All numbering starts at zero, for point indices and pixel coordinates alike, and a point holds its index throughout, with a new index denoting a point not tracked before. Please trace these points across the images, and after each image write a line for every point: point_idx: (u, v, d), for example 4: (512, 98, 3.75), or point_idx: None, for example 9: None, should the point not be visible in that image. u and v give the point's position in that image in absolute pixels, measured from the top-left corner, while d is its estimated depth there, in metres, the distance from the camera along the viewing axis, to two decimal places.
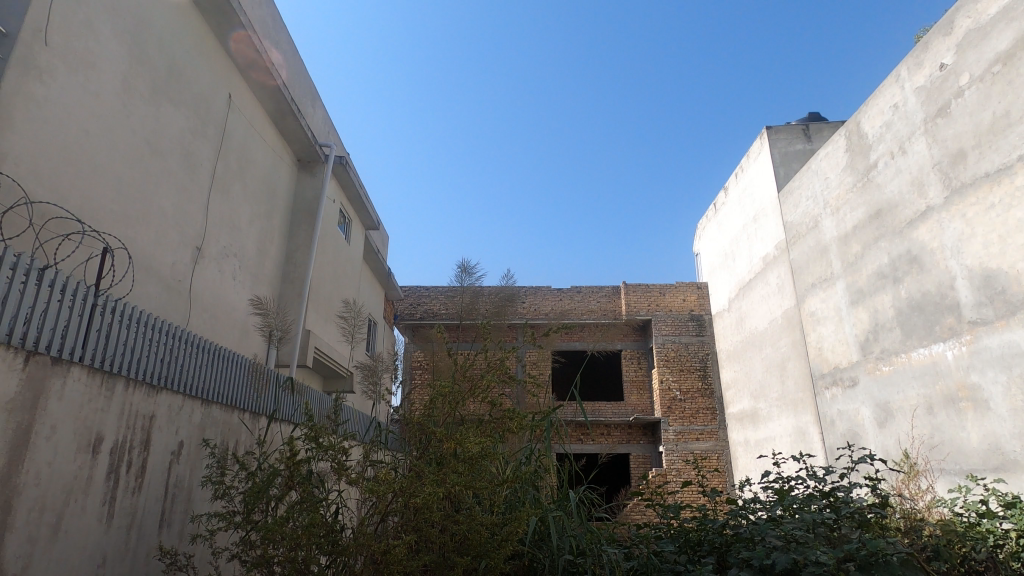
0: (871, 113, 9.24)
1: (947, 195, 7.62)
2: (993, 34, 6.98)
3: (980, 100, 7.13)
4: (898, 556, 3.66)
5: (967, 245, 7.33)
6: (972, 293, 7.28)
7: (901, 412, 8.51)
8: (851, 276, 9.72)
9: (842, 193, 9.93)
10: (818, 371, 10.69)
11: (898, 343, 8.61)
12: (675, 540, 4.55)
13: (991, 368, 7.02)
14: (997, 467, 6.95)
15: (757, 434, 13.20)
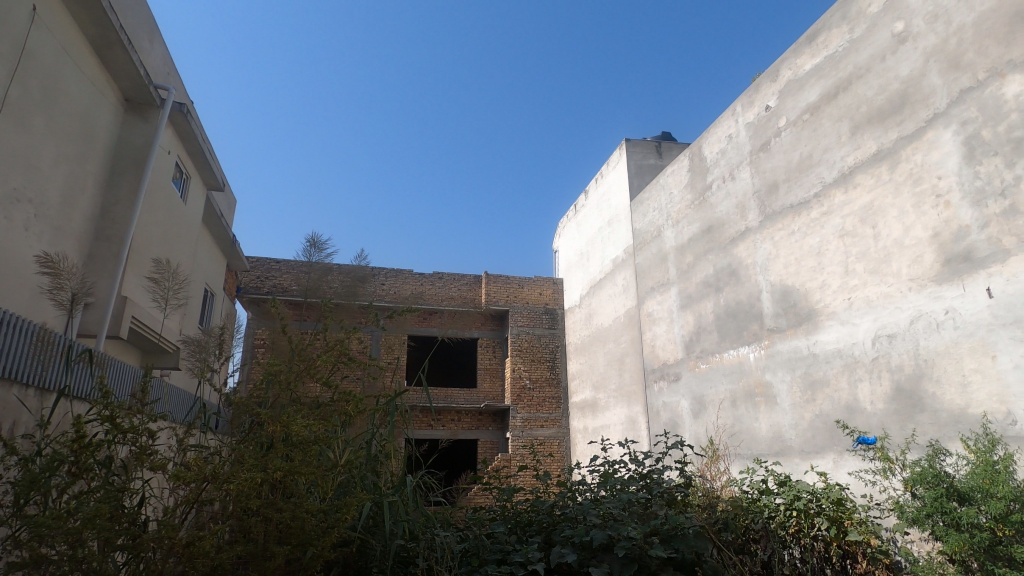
0: (711, 139, 10.39)
1: (762, 219, 8.84)
2: (806, 87, 8.21)
3: (792, 140, 8.35)
4: (693, 528, 4.19)
5: (772, 264, 8.58)
6: (772, 305, 8.55)
7: (712, 405, 9.75)
8: (683, 283, 10.89)
9: (682, 208, 11.06)
10: (650, 366, 11.85)
11: (715, 344, 9.83)
12: (507, 522, 4.73)
13: (781, 368, 8.31)
14: (777, 452, 8.26)
15: (595, 422, 14.30)
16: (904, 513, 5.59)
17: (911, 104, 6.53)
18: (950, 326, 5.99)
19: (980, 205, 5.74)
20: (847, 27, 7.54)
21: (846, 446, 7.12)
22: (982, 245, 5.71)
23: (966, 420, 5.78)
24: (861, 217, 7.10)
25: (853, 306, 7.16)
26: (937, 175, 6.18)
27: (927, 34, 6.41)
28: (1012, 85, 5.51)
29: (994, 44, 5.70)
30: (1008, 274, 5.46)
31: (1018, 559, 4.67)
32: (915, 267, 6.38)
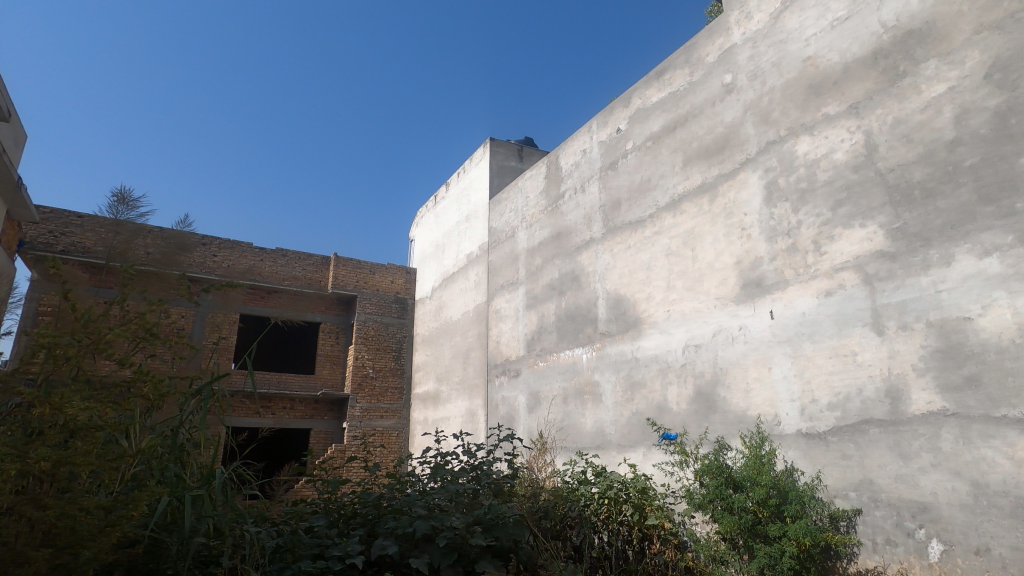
0: (567, 151, 10.99)
1: (605, 231, 9.59)
2: (651, 117, 9.07)
3: (636, 163, 9.17)
4: (514, 516, 4.41)
5: (609, 274, 9.35)
6: (606, 311, 9.31)
7: (546, 400, 10.35)
8: (530, 283, 11.40)
9: (536, 212, 11.57)
10: (493, 361, 12.23)
11: (553, 344, 10.43)
12: (328, 515, 4.54)
13: (608, 369, 9.08)
14: (597, 445, 9.04)
15: (436, 413, 14.41)
16: (693, 499, 6.46)
17: (730, 148, 7.55)
18: (742, 341, 7.05)
19: (772, 241, 6.84)
20: (688, 69, 8.45)
21: (654, 441, 8.03)
22: (770, 274, 6.81)
23: (745, 420, 6.85)
24: (684, 240, 8.04)
25: (671, 317, 8.09)
26: (744, 212, 7.23)
27: (748, 89, 7.44)
28: (803, 145, 6.64)
29: (794, 107, 6.80)
30: (786, 300, 6.59)
31: (771, 535, 5.66)
32: (721, 288, 7.40)
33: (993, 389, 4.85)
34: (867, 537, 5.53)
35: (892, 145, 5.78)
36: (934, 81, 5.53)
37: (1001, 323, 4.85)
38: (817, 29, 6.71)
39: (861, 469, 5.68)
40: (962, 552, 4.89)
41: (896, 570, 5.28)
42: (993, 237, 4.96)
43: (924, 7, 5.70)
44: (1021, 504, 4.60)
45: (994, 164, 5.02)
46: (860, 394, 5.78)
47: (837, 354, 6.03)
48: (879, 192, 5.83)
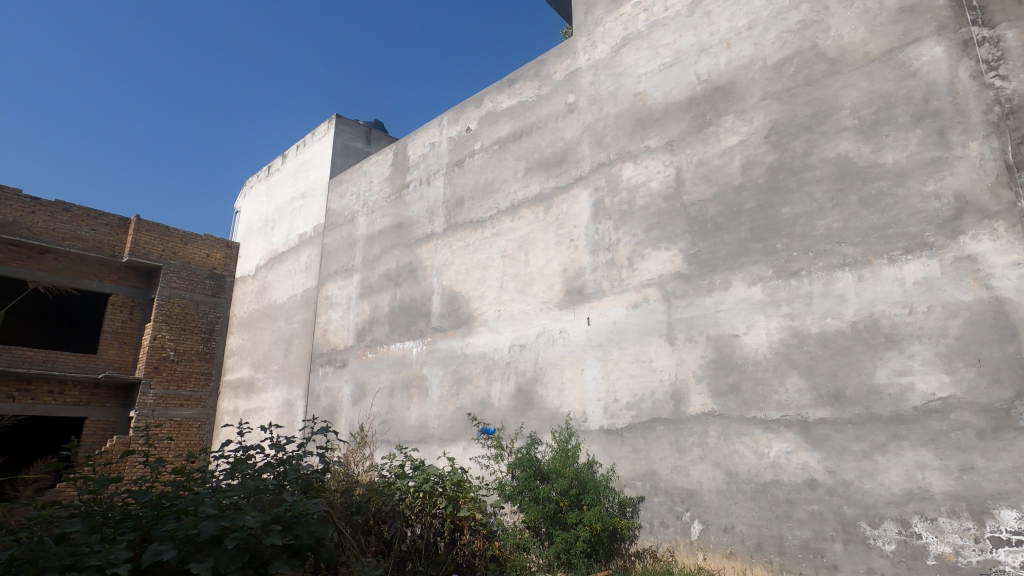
0: (416, 142, 10.83)
1: (446, 227, 9.64)
2: (499, 122, 9.32)
3: (482, 165, 9.37)
4: (317, 513, 4.17)
5: (446, 269, 9.43)
6: (440, 306, 9.36)
7: (371, 393, 10.08)
8: (366, 272, 11.02)
9: (379, 199, 11.23)
10: (318, 350, 11.57)
11: (384, 336, 10.20)
12: (90, 519, 3.87)
13: (437, 364, 9.14)
14: (419, 439, 9.06)
15: (248, 403, 13.22)
16: (504, 491, 6.79)
17: (567, 163, 8.10)
18: (561, 343, 7.59)
19: (595, 253, 7.48)
20: (537, 83, 8.85)
21: (474, 435, 8.29)
22: (590, 284, 7.44)
23: (557, 417, 7.40)
24: (519, 245, 8.43)
25: (500, 317, 8.41)
26: (574, 224, 7.80)
27: (587, 112, 8.04)
28: (627, 170, 7.37)
29: (624, 135, 7.52)
30: (602, 308, 7.25)
31: (568, 522, 6.20)
32: (548, 293, 7.90)
33: (748, 395, 5.86)
34: (646, 520, 6.34)
35: (695, 182, 6.68)
36: (730, 133, 6.51)
37: (759, 341, 5.88)
38: (648, 69, 7.48)
39: (647, 461, 6.48)
40: (715, 530, 5.83)
41: (666, 548, 6.12)
42: (759, 270, 6.00)
43: (729, 69, 6.68)
44: (759, 489, 5.63)
45: (765, 209, 6.07)
46: (652, 396, 6.59)
47: (637, 360, 6.80)
48: (682, 221, 6.71)
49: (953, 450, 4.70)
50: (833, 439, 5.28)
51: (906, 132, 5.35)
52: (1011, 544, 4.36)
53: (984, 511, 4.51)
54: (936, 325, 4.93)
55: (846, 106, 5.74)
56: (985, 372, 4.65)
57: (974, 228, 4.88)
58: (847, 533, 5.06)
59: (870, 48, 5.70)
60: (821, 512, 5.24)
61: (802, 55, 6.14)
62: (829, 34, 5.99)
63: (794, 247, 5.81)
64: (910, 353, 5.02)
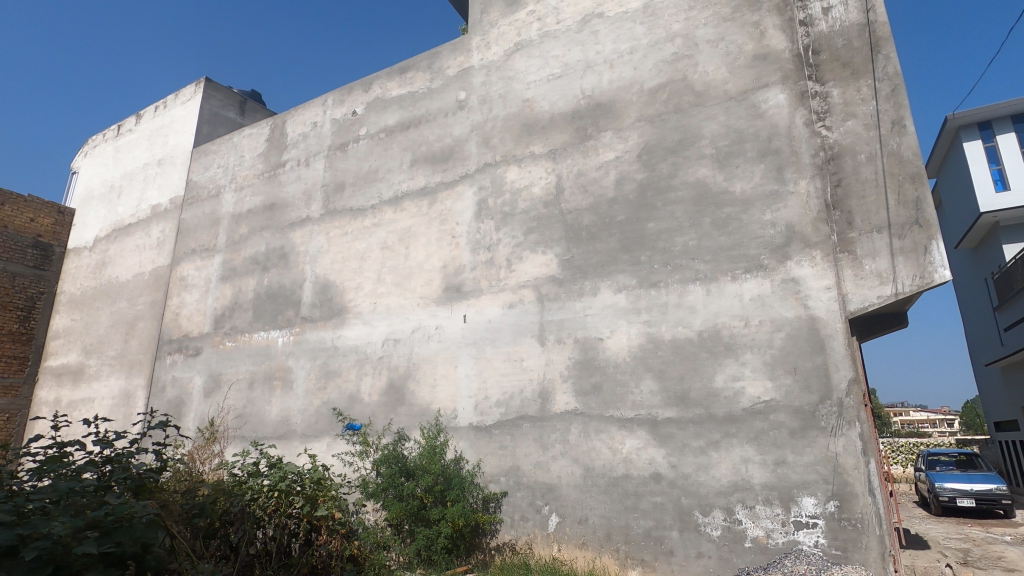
0: (296, 119, 10.15)
1: (323, 213, 9.17)
2: (387, 110, 9.03)
3: (366, 151, 9.04)
4: (145, 517, 3.72)
5: (321, 257, 8.97)
6: (311, 295, 8.88)
7: (227, 384, 9.29)
8: (229, 253, 10.13)
9: (250, 175, 10.38)
10: (167, 336, 10.42)
11: (246, 323, 9.44)
12: None
13: (304, 356, 8.65)
14: (279, 435, 8.51)
15: (74, 394, 11.54)
16: (366, 488, 6.59)
17: (454, 159, 8.08)
18: (436, 339, 7.55)
19: (475, 252, 7.55)
20: (429, 75, 8.70)
21: (338, 431, 7.97)
22: (469, 282, 7.49)
23: (427, 413, 7.35)
24: (400, 237, 8.26)
25: (376, 310, 8.17)
26: (457, 221, 7.81)
27: (476, 110, 8.08)
28: (511, 173, 7.53)
29: (510, 138, 7.67)
30: (478, 307, 7.33)
31: (431, 519, 6.18)
32: (426, 288, 7.83)
33: (607, 395, 6.26)
34: (506, 515, 6.53)
35: (573, 192, 7.00)
36: (608, 148, 6.91)
37: (620, 345, 6.31)
38: (537, 77, 7.69)
39: (512, 457, 6.66)
40: (570, 522, 6.15)
41: (524, 541, 6.35)
42: (624, 279, 6.44)
43: (611, 88, 7.08)
44: (612, 483, 6.04)
45: (634, 223, 6.53)
46: (521, 394, 6.79)
47: (509, 359, 6.97)
48: (559, 228, 6.99)
49: (770, 446, 5.40)
50: (677, 436, 5.81)
51: (752, 166, 6.05)
52: (809, 526, 5.11)
53: (790, 498, 5.23)
54: (765, 337, 5.63)
55: (706, 136, 6.35)
56: (799, 380, 5.40)
57: (798, 254, 5.64)
58: (683, 521, 5.60)
59: (729, 87, 6.36)
60: (662, 502, 5.74)
61: (674, 85, 6.69)
62: (697, 69, 6.59)
63: (655, 260, 6.31)
64: (743, 361, 5.68)
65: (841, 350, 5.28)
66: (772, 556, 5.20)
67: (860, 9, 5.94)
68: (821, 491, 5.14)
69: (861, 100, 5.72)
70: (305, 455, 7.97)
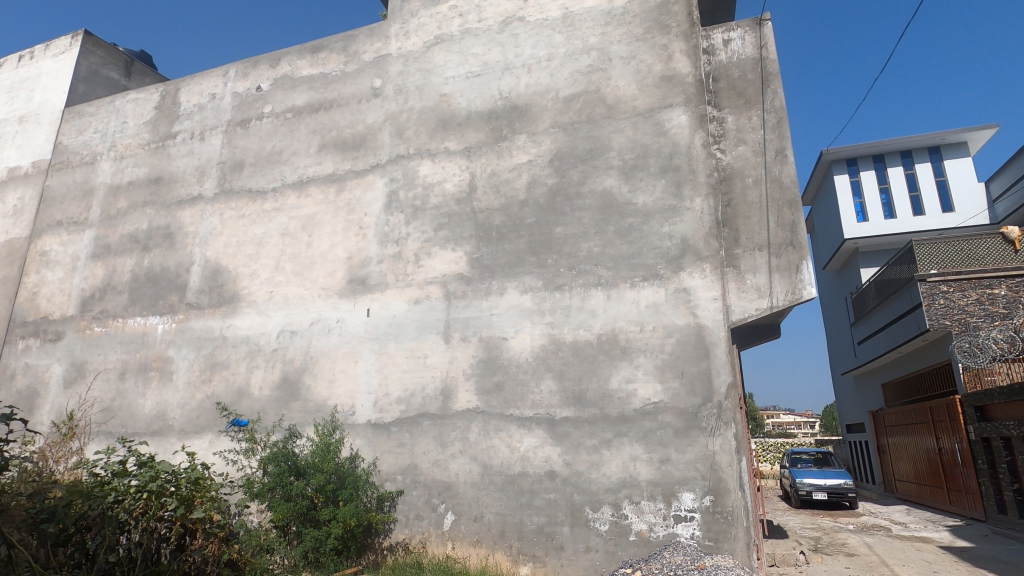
0: (191, 88, 9.32)
1: (217, 192, 8.52)
2: (296, 89, 8.53)
3: (270, 130, 8.51)
4: None
5: (213, 239, 8.32)
6: (199, 280, 8.20)
7: (92, 374, 8.34)
8: (103, 229, 9.10)
9: (133, 144, 9.41)
10: (20, 318, 9.16)
11: (120, 307, 8.54)
12: None
13: (186, 346, 7.97)
14: (153, 431, 7.78)
15: None
16: (251, 488, 6.21)
17: (366, 148, 7.82)
18: (336, 333, 7.26)
19: (383, 245, 7.36)
20: (343, 57, 8.34)
21: (222, 427, 7.43)
22: (375, 275, 7.29)
23: (323, 410, 7.05)
24: (302, 224, 7.86)
25: (272, 299, 7.71)
26: (365, 212, 7.57)
27: (391, 100, 7.87)
28: (424, 167, 7.42)
29: (425, 132, 7.56)
30: (383, 301, 7.15)
31: (321, 520, 5.94)
32: (328, 279, 7.52)
33: (508, 394, 6.34)
34: (401, 514, 6.41)
35: (485, 191, 7.02)
36: (521, 151, 7.01)
37: (523, 345, 6.41)
38: (455, 73, 7.64)
39: (409, 455, 6.56)
40: (465, 520, 6.16)
41: (418, 540, 6.27)
42: (530, 281, 6.56)
43: (527, 92, 7.19)
44: (508, 480, 6.12)
45: (542, 226, 6.67)
46: (423, 391, 6.70)
47: (412, 355, 6.85)
48: (469, 226, 6.99)
49: (657, 444, 5.74)
50: (572, 435, 6.01)
51: (654, 180, 6.39)
52: (687, 519, 5.49)
53: (672, 494, 5.59)
54: (657, 342, 5.97)
55: (614, 148, 6.63)
56: (685, 383, 5.79)
57: (690, 266, 6.04)
58: (574, 517, 5.81)
59: (638, 103, 6.68)
60: (556, 499, 5.91)
61: (588, 96, 6.92)
62: (609, 83, 6.86)
63: (561, 263, 6.49)
64: (636, 364, 5.98)
65: (723, 356, 5.72)
66: (653, 548, 5.52)
67: (755, 45, 6.48)
68: (698, 486, 5.53)
69: (751, 129, 6.24)
70: (183, 453, 7.35)
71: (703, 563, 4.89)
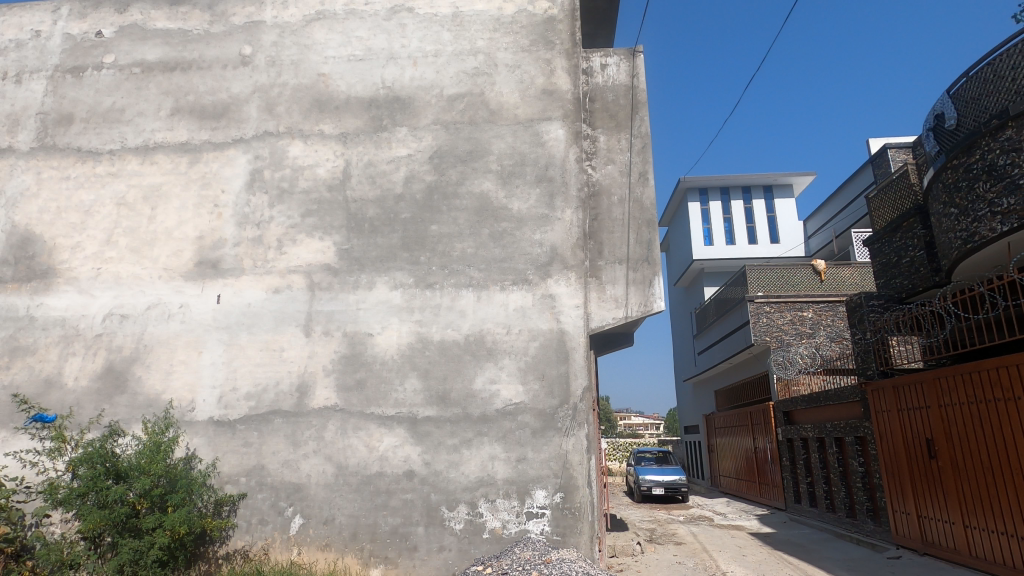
0: (7, 20, 7.81)
1: (34, 146, 7.24)
2: (147, 43, 7.53)
3: (110, 84, 7.42)
4: None
5: (24, 202, 7.06)
6: (2, 249, 6.91)
7: None
8: None
9: None
10: None
11: None
12: None
13: None
14: None
15: None
16: (54, 495, 5.34)
17: (228, 119, 7.14)
18: (178, 320, 6.52)
19: (241, 227, 6.77)
20: (208, 16, 7.53)
21: (21, 423, 6.30)
22: (229, 258, 6.68)
23: (155, 404, 6.28)
24: (144, 195, 6.97)
25: (99, 277, 6.73)
26: (222, 188, 6.92)
27: (262, 71, 7.27)
28: (295, 148, 6.96)
29: (298, 111, 7.08)
30: (236, 288, 6.57)
31: (143, 528, 5.25)
32: (172, 259, 6.74)
33: (370, 392, 6.15)
34: (242, 519, 5.91)
35: (360, 181, 6.76)
36: (401, 144, 6.86)
37: (389, 342, 6.26)
38: (336, 53, 7.26)
39: (256, 455, 6.08)
40: (315, 523, 5.85)
41: (260, 546, 5.83)
42: (401, 277, 6.43)
43: (411, 85, 7.05)
44: (363, 481, 5.92)
45: (417, 223, 6.58)
46: (276, 387, 6.25)
47: (267, 348, 6.37)
48: (340, 215, 6.68)
49: (515, 444, 5.91)
50: (434, 434, 5.99)
51: (529, 188, 6.60)
52: (538, 515, 5.72)
53: (526, 492, 5.79)
54: (522, 345, 6.16)
55: (494, 153, 6.74)
56: (544, 385, 6.04)
57: (557, 274, 6.31)
58: (429, 516, 5.78)
59: (519, 112, 6.86)
60: (412, 499, 5.84)
61: (471, 98, 6.96)
62: (493, 89, 6.97)
63: (434, 261, 6.45)
64: (501, 365, 6.12)
65: (581, 361, 6.06)
66: (505, 544, 5.67)
67: (627, 73, 7.09)
68: (550, 484, 5.80)
69: (620, 150, 6.80)
70: None
71: (549, 557, 5.06)
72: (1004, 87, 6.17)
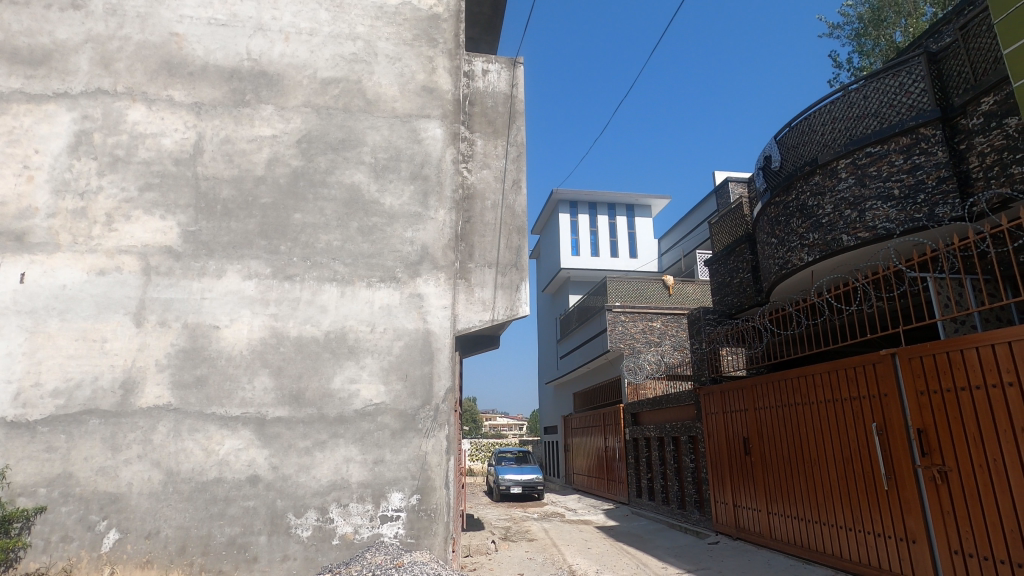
0: None
1: None
2: None
3: None
4: None
5: None
6: None
7: None
8: None
9: None
10: None
11: None
12: None
13: None
14: None
15: None
16: None
17: (50, 68, 6.09)
18: None
19: (58, 195, 5.81)
20: None
21: None
22: (39, 231, 5.69)
23: None
24: None
25: None
26: (35, 148, 5.89)
27: (98, 20, 6.30)
28: (135, 112, 6.13)
29: (141, 71, 6.24)
30: (47, 267, 5.61)
31: None
32: None
33: (212, 390, 5.59)
34: (39, 537, 5.05)
35: (214, 157, 6.14)
36: (265, 123, 6.35)
37: (238, 336, 5.74)
38: (194, 13, 6.52)
39: (62, 462, 5.22)
40: (133, 537, 5.16)
41: (60, 568, 5.01)
42: (257, 266, 5.94)
43: (280, 62, 6.56)
44: (197, 488, 5.35)
45: (278, 209, 6.13)
46: (93, 383, 5.43)
47: (84, 338, 5.52)
48: (188, 193, 6.01)
49: (372, 445, 5.73)
50: (283, 436, 5.60)
51: (403, 184, 6.47)
52: (392, 518, 5.60)
53: (381, 494, 5.64)
54: (385, 344, 5.99)
55: (368, 144, 6.51)
56: (407, 385, 5.93)
57: (426, 273, 6.25)
58: (273, 525, 5.38)
59: (397, 106, 6.70)
60: (254, 507, 5.40)
61: (347, 84, 6.66)
62: (371, 78, 6.73)
63: (295, 252, 6.04)
64: (362, 365, 5.91)
65: (445, 362, 6.05)
66: (355, 550, 5.46)
67: (507, 82, 7.26)
68: (407, 486, 5.70)
69: (496, 156, 6.95)
70: None
71: (401, 561, 4.94)
72: (815, 140, 7.28)
